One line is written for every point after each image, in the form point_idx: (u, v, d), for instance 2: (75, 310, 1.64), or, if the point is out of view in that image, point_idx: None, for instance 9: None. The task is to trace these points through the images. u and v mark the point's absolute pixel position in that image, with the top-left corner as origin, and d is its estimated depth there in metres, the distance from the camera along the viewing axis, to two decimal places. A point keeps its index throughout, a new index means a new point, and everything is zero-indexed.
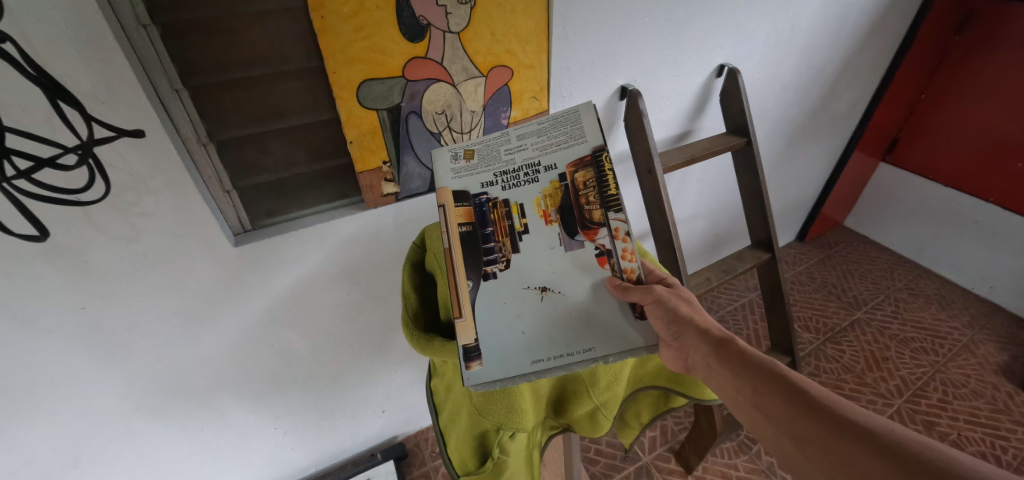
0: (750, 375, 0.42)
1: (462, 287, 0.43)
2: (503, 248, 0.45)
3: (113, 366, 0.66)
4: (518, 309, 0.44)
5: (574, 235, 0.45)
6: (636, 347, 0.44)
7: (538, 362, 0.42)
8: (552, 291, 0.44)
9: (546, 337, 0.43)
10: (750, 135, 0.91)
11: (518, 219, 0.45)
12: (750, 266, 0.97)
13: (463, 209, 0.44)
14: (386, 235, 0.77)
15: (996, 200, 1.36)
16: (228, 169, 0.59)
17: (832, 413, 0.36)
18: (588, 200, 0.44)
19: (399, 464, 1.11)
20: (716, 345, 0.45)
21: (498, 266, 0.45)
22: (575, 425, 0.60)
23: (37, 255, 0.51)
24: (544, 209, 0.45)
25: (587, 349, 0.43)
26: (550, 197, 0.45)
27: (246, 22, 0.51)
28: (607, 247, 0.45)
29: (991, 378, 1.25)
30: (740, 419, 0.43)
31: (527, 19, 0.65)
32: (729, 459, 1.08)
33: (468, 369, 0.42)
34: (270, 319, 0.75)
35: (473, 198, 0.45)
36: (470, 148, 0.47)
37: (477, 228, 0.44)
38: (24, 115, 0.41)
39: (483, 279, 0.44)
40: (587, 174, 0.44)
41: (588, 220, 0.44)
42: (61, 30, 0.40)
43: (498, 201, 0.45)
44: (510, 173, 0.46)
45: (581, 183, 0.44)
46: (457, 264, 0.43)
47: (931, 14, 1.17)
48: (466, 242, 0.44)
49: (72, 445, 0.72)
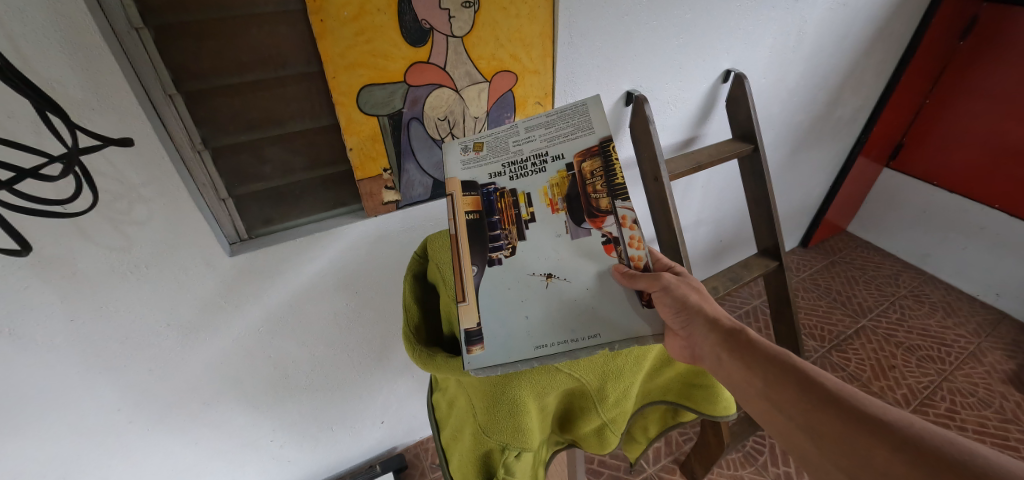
0: (762, 366, 0.39)
1: (466, 272, 0.41)
2: (509, 235, 0.43)
3: (106, 379, 0.64)
4: (523, 295, 0.42)
5: (580, 222, 0.43)
6: (646, 334, 0.41)
7: (542, 347, 0.40)
8: (558, 279, 0.42)
9: (550, 324, 0.41)
10: (757, 141, 0.89)
11: (524, 207, 0.43)
12: (757, 275, 0.95)
13: (470, 198, 0.43)
14: (386, 244, 0.75)
15: (1001, 206, 1.35)
16: (224, 176, 0.58)
17: (850, 405, 0.33)
18: (595, 189, 0.42)
19: (398, 475, 1.09)
20: (726, 335, 0.43)
21: (504, 253, 0.43)
22: (582, 441, 0.58)
23: (24, 267, 0.48)
24: (551, 198, 0.43)
25: (592, 335, 0.41)
26: (556, 186, 0.43)
27: (243, 26, 0.49)
28: (613, 235, 0.43)
29: (999, 387, 1.24)
30: (752, 414, 0.40)
31: (532, 22, 0.63)
32: (735, 470, 1.06)
33: (468, 353, 0.39)
34: (268, 330, 0.73)
35: (481, 188, 0.43)
36: (479, 141, 0.46)
37: (484, 216, 0.42)
38: (9, 122, 0.39)
39: (489, 265, 0.42)
40: (594, 164, 0.43)
41: (594, 208, 0.43)
42: (48, 34, 0.38)
43: (506, 190, 0.43)
44: (518, 163, 0.44)
45: (586, 173, 0.43)
46: (462, 248, 0.41)
47: (936, 20, 1.16)
48: (472, 230, 0.42)
49: (60, 461, 0.69)
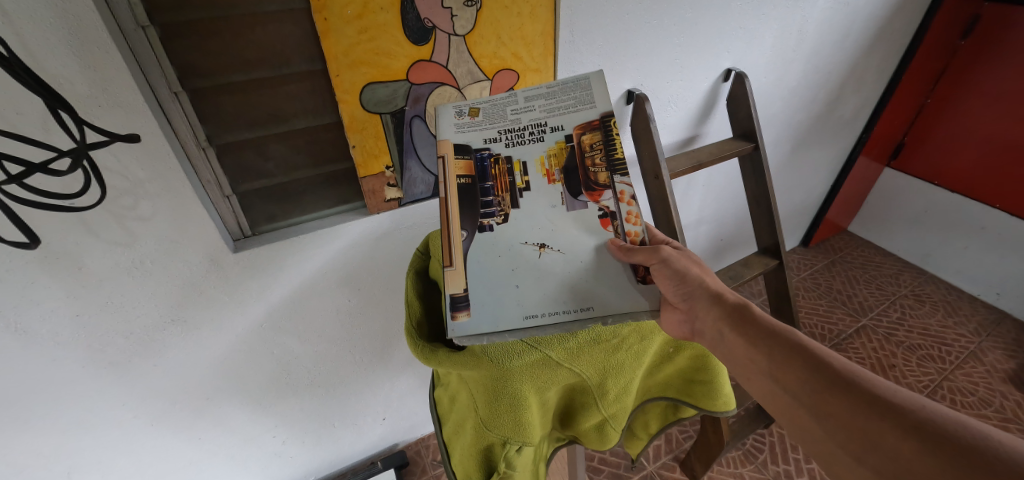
0: (767, 343, 0.40)
1: (456, 236, 0.42)
2: (501, 202, 0.43)
3: (111, 373, 0.64)
4: (514, 263, 0.42)
5: (576, 194, 0.44)
6: (641, 309, 0.42)
7: (531, 317, 0.40)
8: (551, 249, 0.43)
9: (543, 293, 0.41)
10: (758, 139, 0.89)
11: (519, 176, 0.44)
12: (758, 273, 0.96)
13: (463, 162, 0.43)
14: (387, 242, 0.75)
15: (1002, 206, 1.35)
16: (228, 174, 0.58)
17: (858, 387, 0.34)
18: (594, 161, 0.43)
19: (399, 472, 1.09)
20: (730, 311, 0.43)
21: (495, 220, 0.43)
22: (583, 437, 0.58)
23: (32, 262, 0.49)
24: (548, 168, 0.44)
25: (583, 308, 0.41)
26: (555, 156, 0.44)
27: (246, 24, 0.50)
28: (610, 209, 0.44)
29: (999, 386, 1.24)
30: (752, 390, 0.41)
31: (533, 21, 0.63)
32: (734, 468, 1.07)
33: (454, 319, 0.40)
34: (271, 326, 0.74)
35: (475, 153, 0.43)
36: (475, 107, 0.46)
37: (477, 181, 0.43)
38: (18, 118, 0.40)
39: (478, 231, 0.42)
40: (594, 137, 0.44)
41: (592, 181, 0.44)
42: (56, 31, 0.38)
43: (501, 157, 0.44)
44: (516, 131, 0.45)
45: (586, 145, 0.43)
46: (451, 210, 0.42)
47: (936, 20, 1.16)
48: (464, 194, 0.42)
49: (63, 455, 0.70)
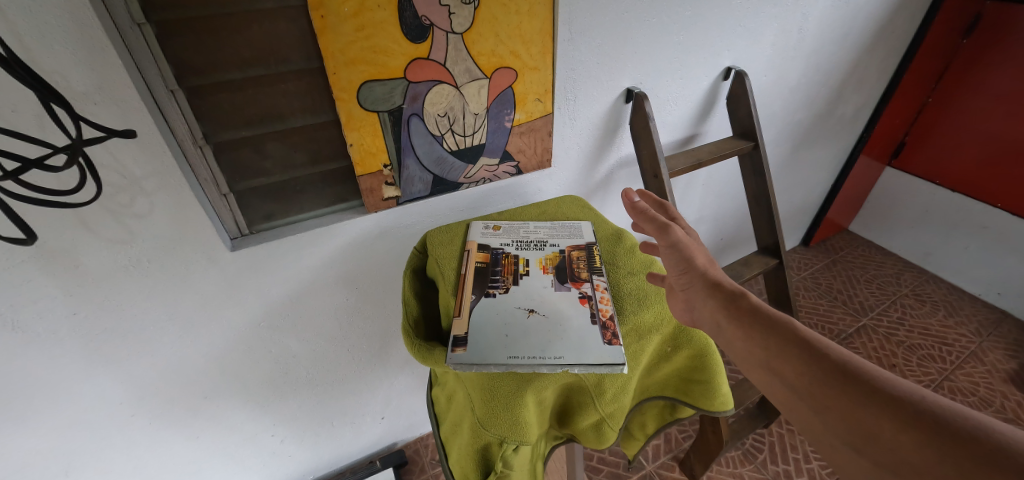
0: (765, 334, 0.39)
1: (465, 296, 0.51)
2: (506, 281, 0.54)
3: (110, 372, 0.65)
4: (507, 319, 0.49)
5: (563, 282, 0.54)
6: (619, 363, 0.44)
7: (512, 358, 0.44)
8: (538, 314, 0.50)
9: (526, 341, 0.46)
10: (757, 138, 0.90)
11: (522, 266, 0.57)
12: (757, 272, 0.95)
13: (482, 254, 0.58)
14: (386, 240, 0.75)
15: (1003, 205, 1.35)
16: (225, 171, 0.58)
17: (857, 377, 0.33)
18: (579, 264, 0.57)
19: (398, 471, 1.09)
20: (726, 300, 0.43)
21: (499, 291, 0.53)
22: (580, 436, 0.58)
23: (29, 260, 0.49)
24: (544, 264, 0.57)
25: (556, 356, 0.44)
26: (550, 258, 0.58)
27: (243, 22, 0.49)
28: (588, 293, 0.53)
29: (999, 386, 1.24)
30: (752, 380, 0.41)
31: (532, 19, 0.63)
32: (733, 468, 1.07)
33: (452, 351, 0.45)
34: (269, 325, 0.74)
35: (491, 250, 0.59)
36: (498, 224, 0.65)
37: (489, 265, 0.56)
38: (13, 115, 0.40)
39: (484, 296, 0.52)
40: (581, 253, 0.59)
41: (576, 275, 0.55)
42: (51, 28, 0.38)
43: (510, 254, 0.59)
44: (525, 243, 0.61)
45: (575, 257, 0.58)
46: (466, 283, 0.53)
47: (937, 18, 1.16)
48: (478, 273, 0.55)
49: (61, 453, 0.70)
